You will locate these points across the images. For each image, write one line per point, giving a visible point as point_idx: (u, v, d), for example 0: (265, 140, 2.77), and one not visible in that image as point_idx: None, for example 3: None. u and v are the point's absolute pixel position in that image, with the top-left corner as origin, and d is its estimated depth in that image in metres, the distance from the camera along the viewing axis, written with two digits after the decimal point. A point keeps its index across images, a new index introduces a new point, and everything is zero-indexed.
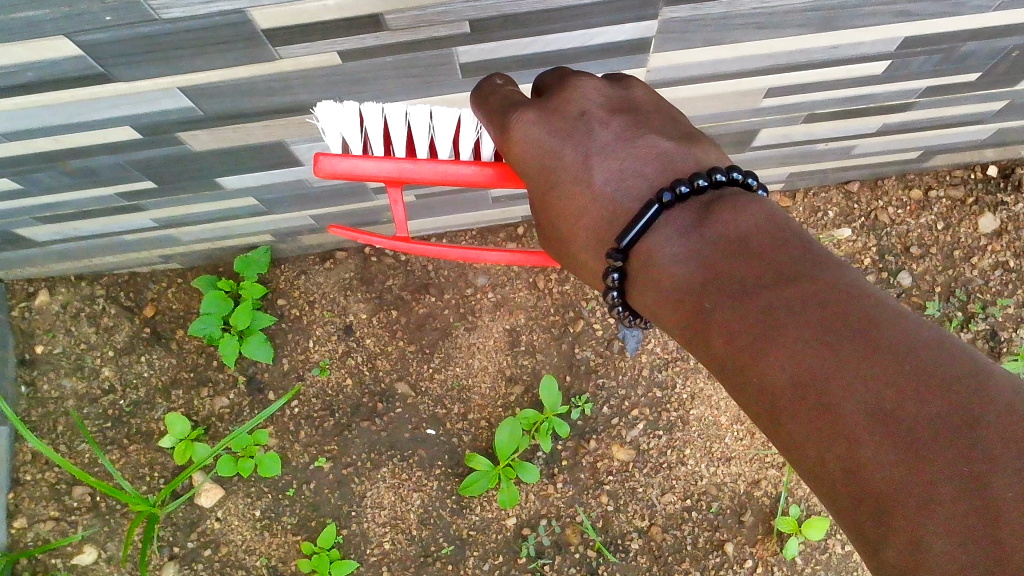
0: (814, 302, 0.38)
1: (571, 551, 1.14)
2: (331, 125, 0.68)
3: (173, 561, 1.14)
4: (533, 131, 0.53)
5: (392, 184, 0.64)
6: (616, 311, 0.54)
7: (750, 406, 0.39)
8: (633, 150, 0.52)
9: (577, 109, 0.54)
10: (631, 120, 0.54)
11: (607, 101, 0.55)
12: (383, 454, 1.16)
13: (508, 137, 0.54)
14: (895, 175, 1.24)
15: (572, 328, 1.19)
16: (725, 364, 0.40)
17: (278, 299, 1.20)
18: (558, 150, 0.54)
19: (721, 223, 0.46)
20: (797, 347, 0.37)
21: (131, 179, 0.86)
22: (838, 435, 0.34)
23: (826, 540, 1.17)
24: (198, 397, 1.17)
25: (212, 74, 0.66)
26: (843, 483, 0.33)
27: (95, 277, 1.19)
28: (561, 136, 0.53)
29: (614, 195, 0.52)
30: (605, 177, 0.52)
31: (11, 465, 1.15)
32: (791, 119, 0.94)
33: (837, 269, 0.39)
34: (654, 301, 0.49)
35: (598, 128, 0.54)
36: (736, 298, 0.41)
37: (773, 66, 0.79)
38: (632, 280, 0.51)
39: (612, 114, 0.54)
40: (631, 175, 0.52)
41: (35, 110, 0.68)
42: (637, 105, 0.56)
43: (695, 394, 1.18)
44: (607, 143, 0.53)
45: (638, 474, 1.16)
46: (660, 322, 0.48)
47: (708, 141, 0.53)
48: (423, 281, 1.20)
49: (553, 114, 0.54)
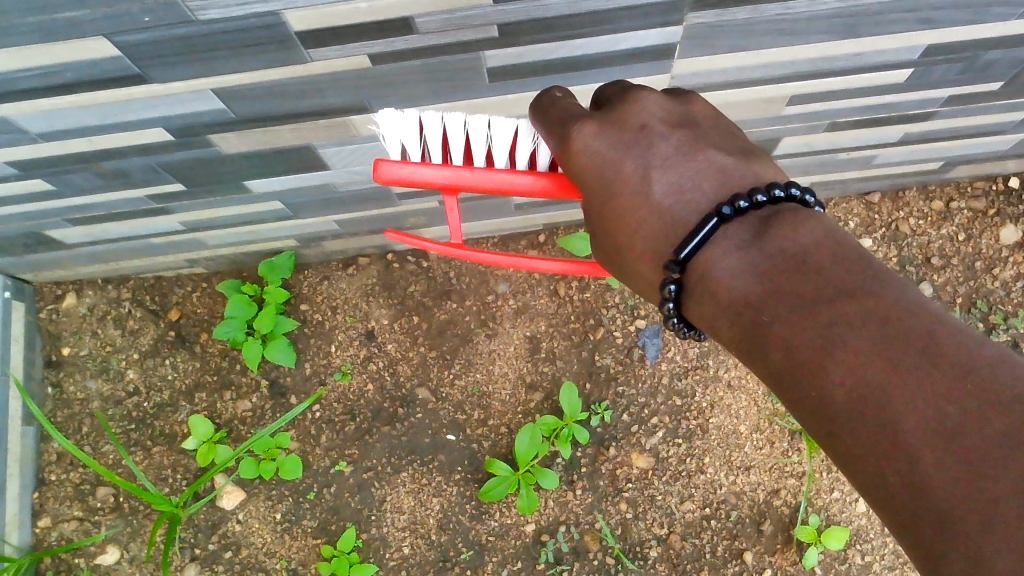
0: (875, 319, 0.39)
1: (590, 557, 1.14)
2: (390, 132, 0.70)
3: (194, 562, 1.15)
4: (594, 143, 0.55)
5: (448, 191, 0.64)
6: (670, 323, 0.56)
7: (804, 417, 0.41)
8: (692, 164, 0.53)
9: (638, 122, 0.56)
10: (690, 135, 0.55)
11: (667, 115, 0.56)
12: (403, 459, 1.16)
13: (569, 146, 0.56)
14: (917, 186, 1.24)
15: (592, 335, 1.20)
16: (783, 377, 0.42)
17: (300, 304, 1.21)
18: (616, 162, 0.55)
19: (780, 238, 0.47)
20: (859, 360, 0.38)
21: (161, 181, 0.87)
22: (900, 450, 0.36)
23: (846, 551, 1.16)
24: (221, 400, 1.18)
25: (244, 76, 0.67)
26: (906, 498, 0.36)
27: (122, 280, 1.21)
28: (621, 148, 0.55)
29: (671, 209, 0.53)
30: (664, 190, 0.54)
31: (37, 465, 1.17)
32: (813, 128, 0.94)
33: (898, 285, 0.41)
34: (712, 314, 0.50)
35: (659, 141, 0.55)
36: (795, 314, 0.43)
37: (797, 73, 0.79)
38: (689, 294, 0.52)
39: (672, 128, 0.55)
40: (689, 190, 0.53)
41: (72, 111, 0.70)
42: (697, 118, 0.57)
43: (714, 402, 1.18)
44: (666, 156, 0.54)
45: (657, 482, 1.16)
46: (719, 335, 0.50)
47: (766, 158, 0.54)
48: (444, 288, 1.21)
49: (614, 126, 0.56)
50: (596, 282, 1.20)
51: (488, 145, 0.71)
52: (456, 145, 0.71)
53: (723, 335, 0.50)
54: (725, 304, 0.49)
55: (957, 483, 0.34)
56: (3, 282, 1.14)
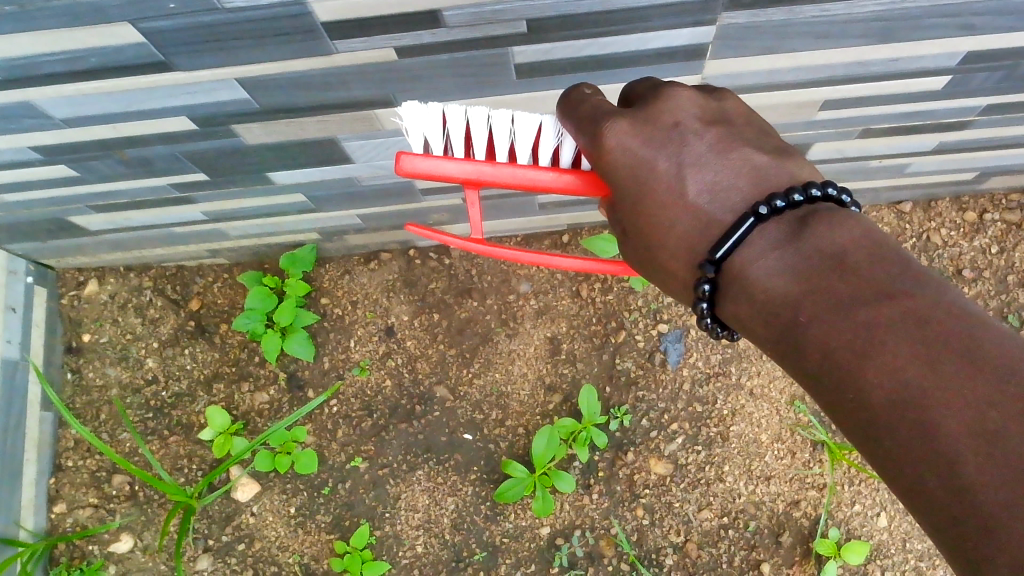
0: (914, 320, 0.40)
1: (605, 563, 1.13)
2: (412, 126, 0.68)
3: (207, 554, 1.15)
4: (627, 142, 0.53)
5: (469, 186, 0.63)
6: (703, 324, 0.55)
7: (844, 419, 0.42)
8: (727, 163, 0.53)
9: (671, 120, 0.54)
10: (724, 132, 0.54)
11: (700, 111, 0.55)
12: (419, 457, 1.16)
13: (600, 145, 0.54)
14: (950, 197, 1.21)
15: (613, 338, 1.18)
16: (823, 379, 0.43)
17: (321, 298, 1.21)
18: (650, 160, 0.54)
19: (816, 237, 0.47)
20: (896, 363, 0.39)
21: (184, 170, 0.87)
22: (940, 454, 0.36)
23: (865, 565, 1.14)
24: (238, 391, 1.18)
25: (269, 66, 0.66)
26: (947, 502, 0.36)
27: (143, 269, 1.21)
28: (654, 146, 0.53)
29: (708, 208, 0.53)
30: (699, 189, 0.53)
31: (54, 451, 1.17)
32: (845, 133, 0.93)
33: (937, 287, 0.41)
34: (748, 313, 0.50)
35: (693, 138, 0.54)
36: (832, 315, 0.43)
37: (830, 78, 0.77)
38: (723, 293, 0.52)
39: (705, 125, 0.54)
40: (724, 188, 0.52)
41: (96, 97, 0.69)
42: (730, 115, 0.56)
43: (736, 410, 1.16)
44: (701, 155, 0.53)
45: (675, 489, 1.14)
46: (754, 334, 0.50)
47: (801, 157, 0.54)
48: (466, 285, 1.20)
49: (646, 124, 0.54)
50: (619, 284, 1.19)
51: (511, 140, 0.69)
52: (478, 140, 0.69)
53: (759, 334, 0.50)
54: (761, 303, 0.49)
55: (998, 488, 0.34)
56: (26, 267, 1.14)
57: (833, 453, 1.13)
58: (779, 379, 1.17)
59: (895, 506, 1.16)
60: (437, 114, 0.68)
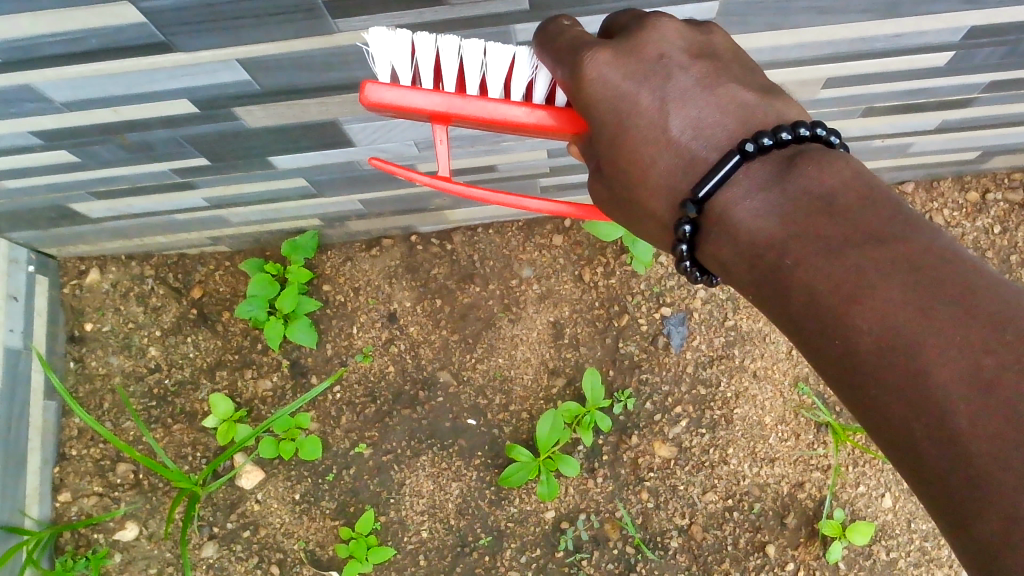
0: (906, 266, 0.39)
1: (610, 546, 1.13)
2: (380, 54, 0.61)
3: (212, 541, 1.15)
4: (608, 73, 0.51)
5: (437, 120, 0.60)
6: (681, 267, 0.55)
7: (826, 360, 0.42)
8: (712, 98, 0.52)
9: (655, 52, 0.52)
10: (711, 67, 0.53)
11: (685, 43, 0.54)
12: (423, 442, 1.16)
13: (579, 77, 0.52)
14: (952, 176, 1.21)
15: (616, 322, 1.18)
16: (809, 322, 0.43)
17: (323, 285, 1.20)
18: (631, 94, 0.52)
19: (805, 178, 0.46)
20: (889, 310, 0.39)
21: (186, 155, 0.87)
22: (930, 403, 0.37)
23: (871, 546, 1.15)
24: (242, 378, 1.18)
25: (270, 46, 0.66)
26: (934, 449, 0.36)
27: (145, 257, 1.21)
28: (636, 79, 0.52)
29: (690, 145, 0.52)
30: (682, 125, 0.52)
31: (58, 440, 1.17)
32: (848, 113, 0.92)
33: (928, 230, 0.41)
34: (730, 256, 0.50)
35: (678, 72, 0.52)
36: (821, 257, 0.42)
37: (833, 55, 0.77)
38: (704, 234, 0.51)
39: (691, 59, 0.53)
40: (708, 125, 0.51)
41: (96, 80, 0.69)
42: (716, 50, 0.55)
43: (739, 392, 1.16)
44: (686, 89, 0.52)
45: (679, 472, 1.14)
46: (735, 277, 0.50)
47: (789, 95, 0.53)
48: (468, 271, 1.20)
49: (630, 55, 0.52)
50: (621, 267, 1.19)
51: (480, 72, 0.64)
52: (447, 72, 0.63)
53: (740, 278, 0.50)
54: (745, 244, 0.48)
55: (989, 438, 0.34)
56: (28, 256, 1.13)
57: (837, 434, 1.13)
58: (782, 361, 1.17)
59: (899, 487, 1.16)
60: (408, 43, 0.61)
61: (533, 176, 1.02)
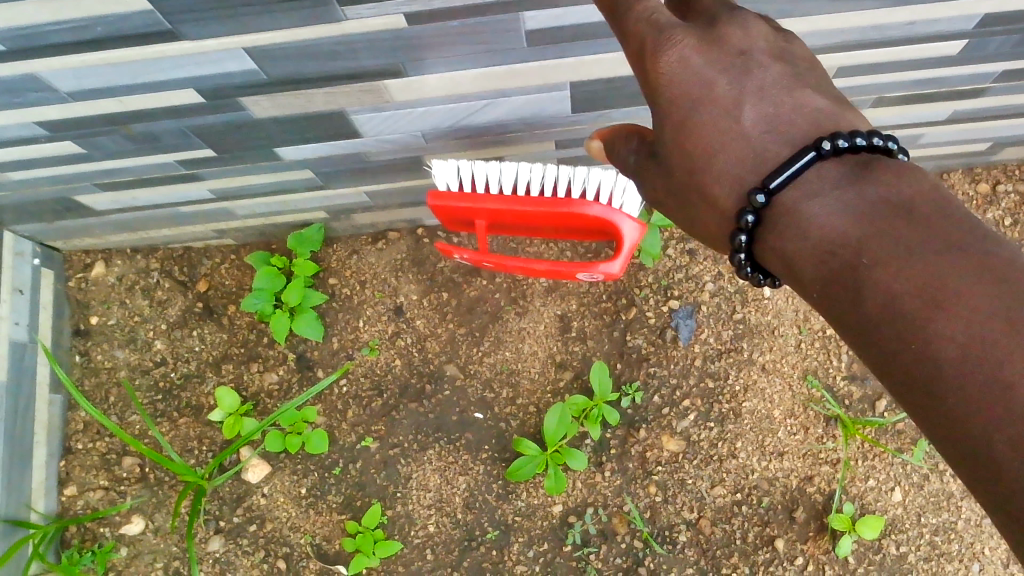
0: (988, 279, 0.41)
1: (619, 540, 1.13)
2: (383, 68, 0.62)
3: (218, 535, 1.15)
4: (689, 55, 0.52)
5: None
6: (734, 260, 0.56)
7: (894, 362, 0.43)
8: (789, 98, 0.54)
9: (738, 46, 0.54)
10: (788, 69, 0.54)
11: (766, 42, 0.55)
12: (430, 436, 1.15)
13: (651, 63, 0.52)
14: (963, 168, 1.20)
15: (624, 315, 1.17)
16: (878, 323, 0.44)
17: (329, 278, 1.19)
18: (710, 80, 0.53)
19: (881, 184, 0.48)
20: (972, 317, 0.40)
21: (192, 146, 0.86)
22: (1008, 409, 0.38)
23: (881, 540, 1.14)
24: (248, 372, 1.17)
25: (277, 35, 0.65)
26: (1010, 454, 0.38)
27: (150, 251, 1.20)
28: (717, 67, 0.53)
29: (761, 139, 0.53)
30: (756, 119, 0.54)
31: (64, 434, 1.16)
32: (859, 103, 0.91)
33: (1003, 247, 0.43)
34: (792, 252, 0.51)
35: (757, 68, 0.54)
36: (900, 259, 0.44)
37: (845, 43, 0.76)
38: (766, 227, 0.52)
39: (771, 57, 0.54)
40: (782, 124, 0.53)
41: (102, 68, 0.68)
42: (794, 53, 0.56)
43: (748, 385, 1.15)
44: (764, 85, 0.54)
45: (688, 466, 1.14)
46: (794, 274, 0.51)
47: (858, 112, 0.54)
48: (475, 265, 1.19)
49: (714, 44, 0.53)
50: (629, 260, 1.18)
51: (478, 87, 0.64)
52: None
53: (799, 276, 0.51)
54: (812, 243, 0.49)
55: None
56: (34, 249, 1.13)
57: (847, 428, 1.12)
58: (790, 354, 1.16)
59: (909, 481, 1.15)
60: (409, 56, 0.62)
61: (541, 168, 1.02)
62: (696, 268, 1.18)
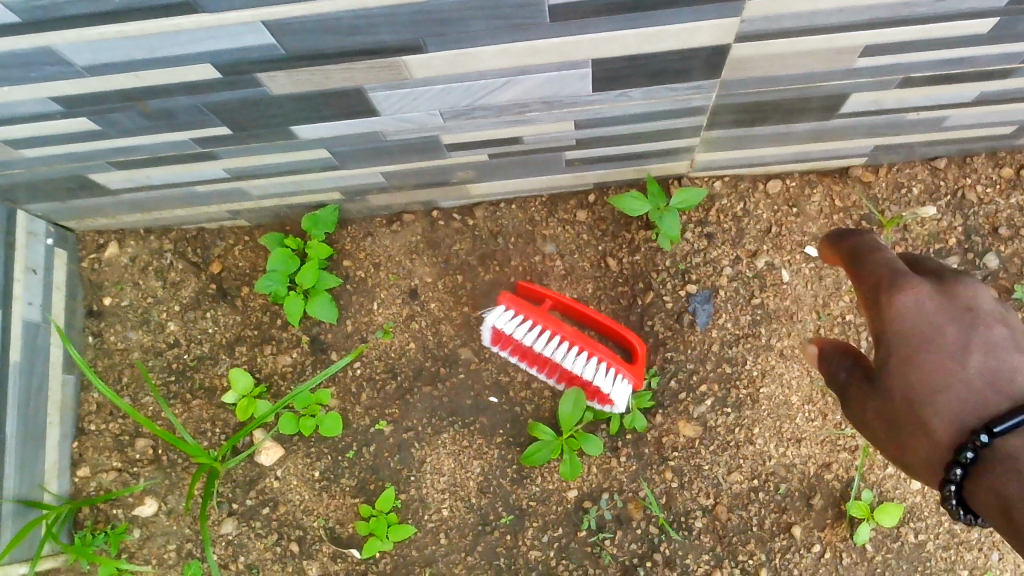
0: None
1: (633, 526, 1.13)
2: None
3: (232, 517, 1.14)
4: (921, 303, 0.68)
5: None
6: (948, 506, 0.66)
7: None
8: (1013, 355, 0.66)
9: (966, 302, 0.69)
10: (1011, 334, 0.68)
11: (995, 307, 0.69)
12: (444, 420, 1.15)
13: (894, 302, 0.69)
14: (986, 152, 1.16)
15: (641, 300, 1.16)
16: None
17: (342, 260, 1.17)
18: (943, 324, 0.68)
19: None
20: None
21: (207, 123, 0.85)
22: None
23: (899, 528, 1.13)
24: (261, 354, 1.17)
25: (295, 8, 0.64)
26: None
27: (164, 231, 1.18)
28: (945, 317, 0.68)
29: (988, 391, 0.65)
30: (981, 365, 0.66)
31: (77, 415, 1.16)
32: (884, 83, 0.90)
33: None
34: (1010, 493, 0.61)
35: (986, 329, 0.67)
36: None
37: (873, 20, 0.75)
38: (972, 478, 0.63)
39: (996, 322, 0.68)
40: (1003, 379, 0.65)
41: (118, 42, 0.67)
42: (1013, 324, 0.69)
43: (766, 371, 1.14)
44: (996, 342, 0.67)
45: (704, 451, 1.13)
46: (1004, 520, 0.61)
47: None
48: (490, 249, 1.17)
49: (948, 296, 0.69)
50: (647, 243, 1.16)
51: None
52: None
53: (1008, 531, 0.60)
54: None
55: None
56: (47, 229, 1.11)
57: None
58: (809, 340, 1.14)
59: None
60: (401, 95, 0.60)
61: (559, 148, 1.00)
62: (714, 253, 1.16)
